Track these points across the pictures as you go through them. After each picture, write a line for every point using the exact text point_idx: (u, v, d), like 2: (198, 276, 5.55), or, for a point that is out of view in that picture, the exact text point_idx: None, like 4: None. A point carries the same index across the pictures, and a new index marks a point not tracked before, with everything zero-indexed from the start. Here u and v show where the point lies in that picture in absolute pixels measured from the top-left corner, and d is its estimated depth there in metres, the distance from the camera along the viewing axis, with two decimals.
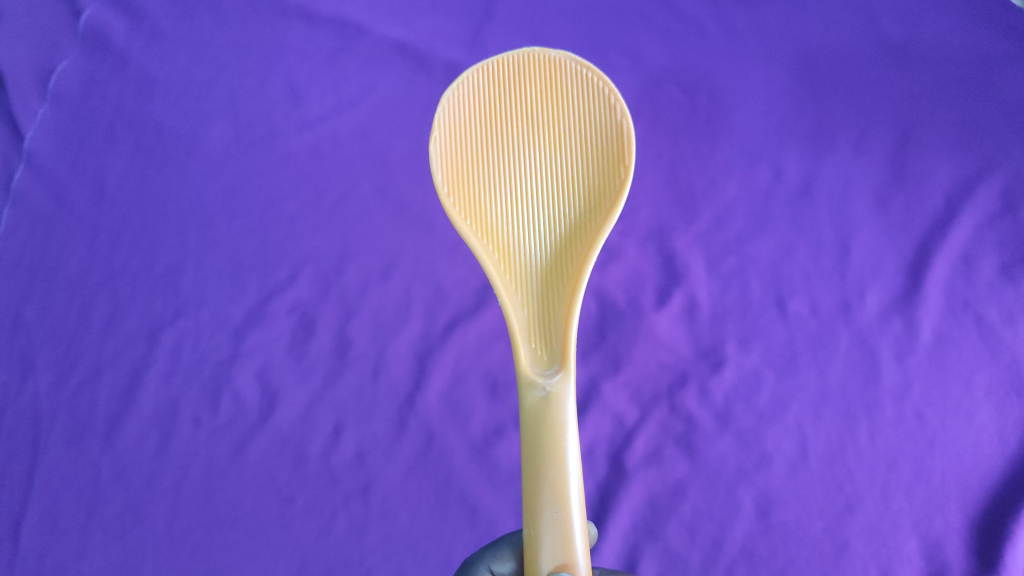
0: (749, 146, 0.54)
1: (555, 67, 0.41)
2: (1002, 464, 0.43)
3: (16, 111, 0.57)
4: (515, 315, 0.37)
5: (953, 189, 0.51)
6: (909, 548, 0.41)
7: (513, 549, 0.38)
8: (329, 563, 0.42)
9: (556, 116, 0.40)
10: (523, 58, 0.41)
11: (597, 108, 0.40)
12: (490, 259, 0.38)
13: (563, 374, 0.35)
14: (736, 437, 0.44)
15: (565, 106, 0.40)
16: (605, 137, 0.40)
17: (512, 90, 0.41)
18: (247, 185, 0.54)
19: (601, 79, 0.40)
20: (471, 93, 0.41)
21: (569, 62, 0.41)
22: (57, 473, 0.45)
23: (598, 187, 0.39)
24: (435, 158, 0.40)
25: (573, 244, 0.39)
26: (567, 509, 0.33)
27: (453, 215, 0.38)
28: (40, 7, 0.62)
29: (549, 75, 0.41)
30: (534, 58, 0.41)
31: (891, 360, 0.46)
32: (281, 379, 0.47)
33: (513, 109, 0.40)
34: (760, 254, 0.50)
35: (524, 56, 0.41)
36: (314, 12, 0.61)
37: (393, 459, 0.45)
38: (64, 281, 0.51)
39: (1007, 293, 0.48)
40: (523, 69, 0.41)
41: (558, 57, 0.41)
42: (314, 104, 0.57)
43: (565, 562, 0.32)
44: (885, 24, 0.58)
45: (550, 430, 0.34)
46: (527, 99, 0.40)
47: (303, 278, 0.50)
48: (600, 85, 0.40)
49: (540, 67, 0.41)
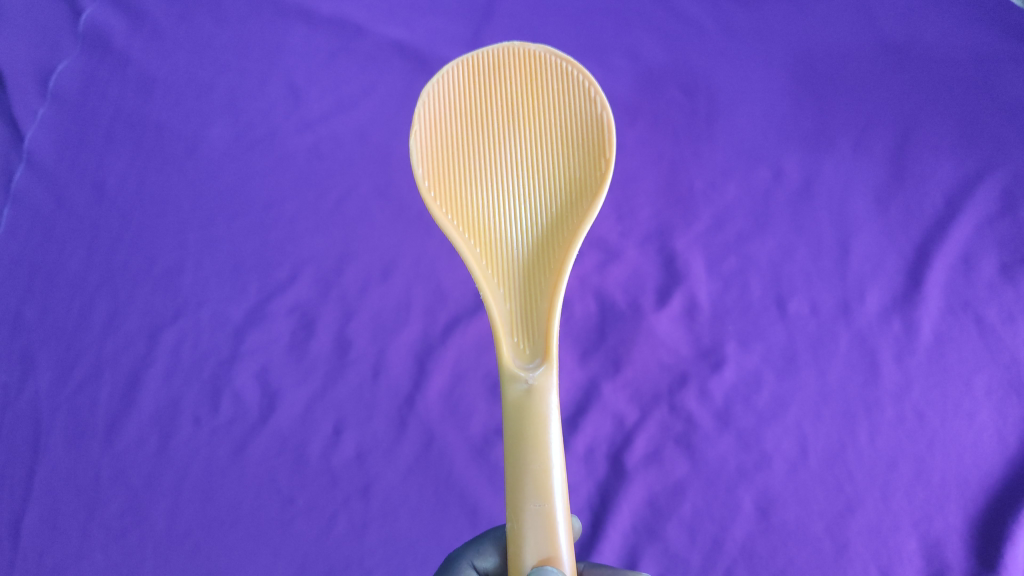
0: (749, 146, 0.54)
1: (535, 62, 0.41)
2: (1002, 463, 0.43)
3: (15, 111, 0.57)
4: (497, 310, 0.37)
5: (953, 190, 0.51)
6: (909, 548, 0.41)
7: (495, 544, 0.39)
8: (330, 563, 0.42)
9: (538, 110, 0.40)
10: (504, 52, 0.41)
11: (578, 102, 0.40)
12: (471, 253, 0.38)
13: (546, 367, 0.35)
14: (736, 437, 0.44)
15: (545, 100, 0.40)
16: (586, 130, 0.40)
17: (493, 83, 0.41)
18: (247, 185, 0.54)
19: (581, 73, 0.40)
20: (452, 88, 0.41)
21: (549, 56, 0.41)
22: (57, 471, 0.45)
23: (579, 180, 0.39)
24: (417, 153, 0.39)
25: (555, 239, 0.39)
26: (551, 502, 0.32)
27: (435, 207, 0.38)
28: (39, 7, 0.62)
29: (530, 68, 0.41)
30: (513, 53, 0.41)
31: (891, 361, 0.46)
32: (281, 379, 0.47)
33: (492, 103, 0.40)
34: (760, 254, 0.50)
35: (504, 51, 0.41)
36: (314, 11, 0.61)
37: (393, 458, 0.45)
38: (64, 281, 0.51)
39: (1006, 293, 0.48)
40: (505, 62, 0.41)
41: (539, 51, 0.41)
42: (315, 104, 0.57)
43: (548, 556, 0.32)
44: (884, 24, 0.58)
45: (534, 423, 0.34)
46: (506, 93, 0.40)
47: (303, 279, 0.50)
48: (580, 79, 0.40)
49: (521, 60, 0.41)
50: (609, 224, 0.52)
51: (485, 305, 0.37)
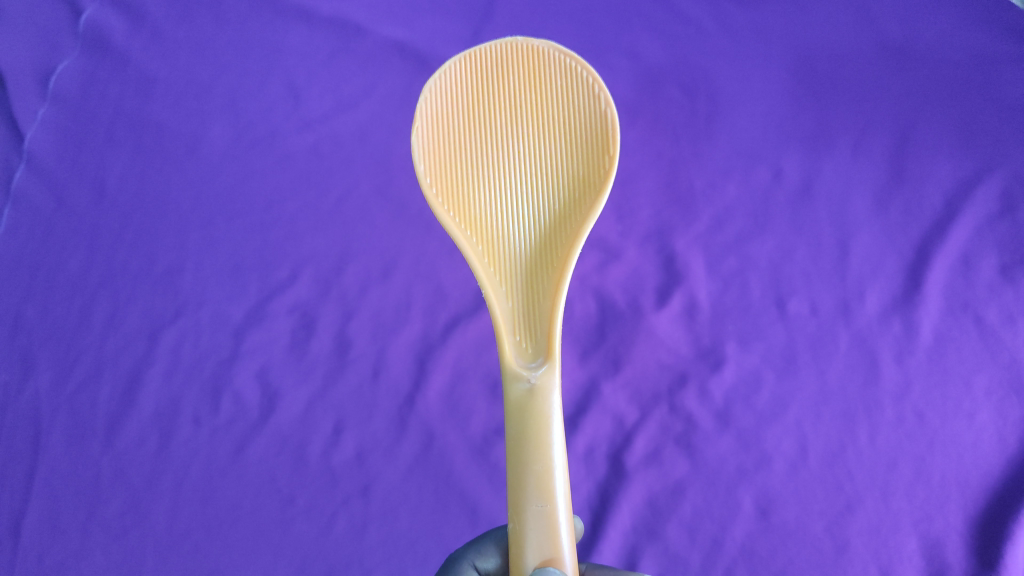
0: (749, 146, 0.54)
1: (538, 58, 0.41)
2: (1002, 463, 0.43)
3: (16, 111, 0.57)
4: (499, 308, 0.37)
5: (953, 190, 0.51)
6: (909, 548, 0.41)
7: (497, 544, 0.39)
8: (330, 562, 0.42)
9: (542, 105, 0.40)
10: (507, 48, 0.41)
11: (582, 99, 0.40)
12: (473, 251, 0.38)
13: (548, 366, 0.35)
14: (736, 437, 0.44)
15: (549, 96, 0.40)
16: (591, 126, 0.40)
17: (495, 78, 0.41)
18: (247, 185, 0.54)
19: (584, 69, 0.40)
20: (455, 83, 0.41)
21: (552, 52, 0.41)
22: (57, 470, 0.45)
23: (583, 178, 0.39)
24: (418, 149, 0.40)
25: (558, 236, 0.39)
26: (553, 502, 0.32)
27: (436, 205, 0.38)
28: (39, 7, 0.62)
29: (533, 64, 0.41)
30: (516, 48, 0.41)
31: (891, 361, 0.46)
32: (281, 378, 0.47)
33: (495, 98, 0.40)
34: (759, 254, 0.50)
35: (507, 47, 0.41)
36: (314, 12, 0.61)
37: (393, 458, 0.45)
38: (64, 281, 0.51)
39: (1006, 294, 0.48)
40: (507, 58, 0.41)
41: (542, 47, 0.41)
42: (315, 104, 0.57)
43: (550, 556, 0.32)
44: (883, 25, 0.58)
45: (536, 423, 0.34)
46: (509, 88, 0.40)
47: (303, 279, 0.50)
48: (584, 76, 0.40)
49: (525, 56, 0.41)
50: (609, 224, 0.52)
51: (488, 303, 0.37)
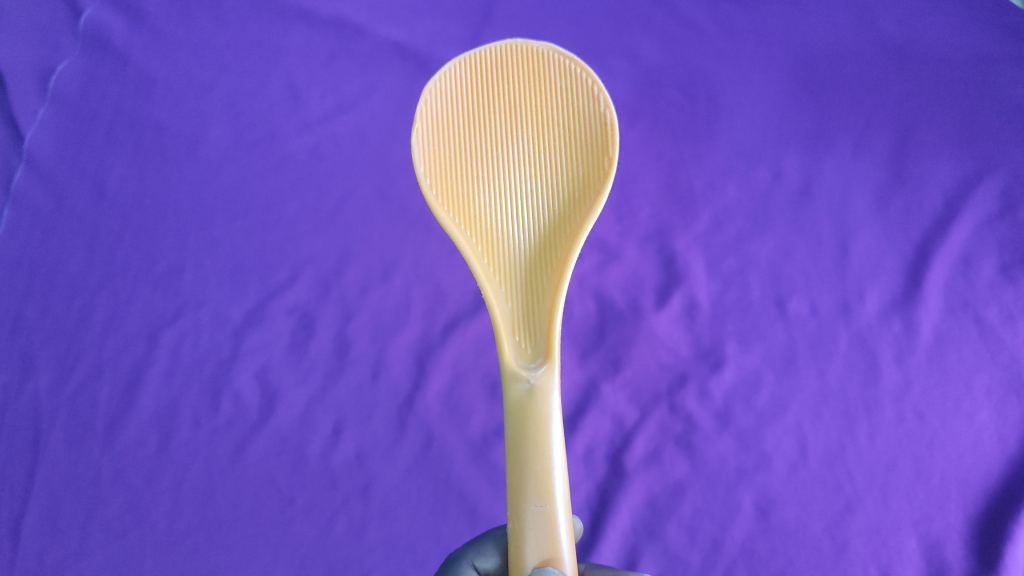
0: (749, 146, 0.53)
1: (538, 59, 0.41)
2: (1002, 463, 0.43)
3: (16, 111, 0.57)
4: (499, 309, 0.37)
5: (953, 190, 0.51)
6: (909, 548, 0.41)
7: (496, 544, 0.39)
8: (330, 563, 0.42)
9: (542, 106, 0.40)
10: (506, 49, 0.41)
11: (582, 100, 0.40)
12: (472, 251, 0.38)
13: (548, 366, 0.35)
14: (736, 437, 0.44)
15: (548, 97, 0.40)
16: (590, 127, 0.40)
17: (495, 80, 0.41)
18: (247, 185, 0.54)
19: (584, 70, 0.40)
20: (455, 85, 0.41)
21: (552, 54, 0.41)
22: (57, 470, 0.45)
23: (582, 179, 0.39)
24: (418, 150, 0.40)
25: (557, 238, 0.39)
26: (552, 503, 0.32)
27: (436, 206, 0.38)
28: (39, 7, 0.62)
29: (533, 65, 0.41)
30: (516, 50, 0.41)
31: (891, 361, 0.46)
32: (281, 379, 0.47)
33: (495, 100, 0.40)
34: (759, 254, 0.50)
35: (507, 48, 0.41)
36: (314, 12, 0.61)
37: (393, 458, 0.45)
38: (64, 281, 0.51)
39: (1006, 294, 0.48)
40: (507, 59, 0.41)
41: (542, 48, 0.41)
42: (315, 105, 0.57)
43: (549, 557, 0.32)
44: (884, 24, 0.58)
45: (535, 423, 0.34)
46: (509, 89, 0.40)
47: (302, 280, 0.50)
48: (584, 76, 0.40)
49: (525, 56, 0.41)
50: (609, 224, 0.52)
51: (487, 304, 0.37)
